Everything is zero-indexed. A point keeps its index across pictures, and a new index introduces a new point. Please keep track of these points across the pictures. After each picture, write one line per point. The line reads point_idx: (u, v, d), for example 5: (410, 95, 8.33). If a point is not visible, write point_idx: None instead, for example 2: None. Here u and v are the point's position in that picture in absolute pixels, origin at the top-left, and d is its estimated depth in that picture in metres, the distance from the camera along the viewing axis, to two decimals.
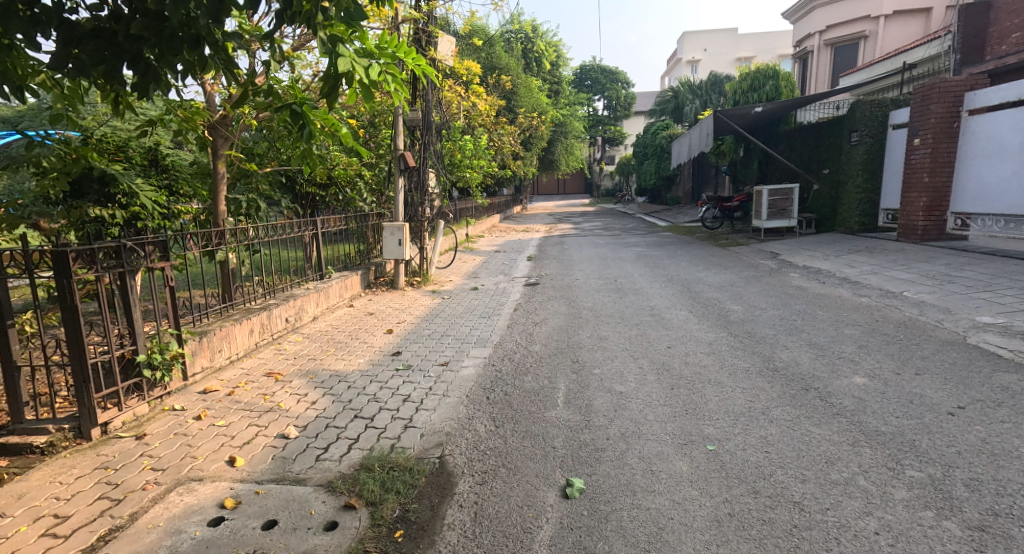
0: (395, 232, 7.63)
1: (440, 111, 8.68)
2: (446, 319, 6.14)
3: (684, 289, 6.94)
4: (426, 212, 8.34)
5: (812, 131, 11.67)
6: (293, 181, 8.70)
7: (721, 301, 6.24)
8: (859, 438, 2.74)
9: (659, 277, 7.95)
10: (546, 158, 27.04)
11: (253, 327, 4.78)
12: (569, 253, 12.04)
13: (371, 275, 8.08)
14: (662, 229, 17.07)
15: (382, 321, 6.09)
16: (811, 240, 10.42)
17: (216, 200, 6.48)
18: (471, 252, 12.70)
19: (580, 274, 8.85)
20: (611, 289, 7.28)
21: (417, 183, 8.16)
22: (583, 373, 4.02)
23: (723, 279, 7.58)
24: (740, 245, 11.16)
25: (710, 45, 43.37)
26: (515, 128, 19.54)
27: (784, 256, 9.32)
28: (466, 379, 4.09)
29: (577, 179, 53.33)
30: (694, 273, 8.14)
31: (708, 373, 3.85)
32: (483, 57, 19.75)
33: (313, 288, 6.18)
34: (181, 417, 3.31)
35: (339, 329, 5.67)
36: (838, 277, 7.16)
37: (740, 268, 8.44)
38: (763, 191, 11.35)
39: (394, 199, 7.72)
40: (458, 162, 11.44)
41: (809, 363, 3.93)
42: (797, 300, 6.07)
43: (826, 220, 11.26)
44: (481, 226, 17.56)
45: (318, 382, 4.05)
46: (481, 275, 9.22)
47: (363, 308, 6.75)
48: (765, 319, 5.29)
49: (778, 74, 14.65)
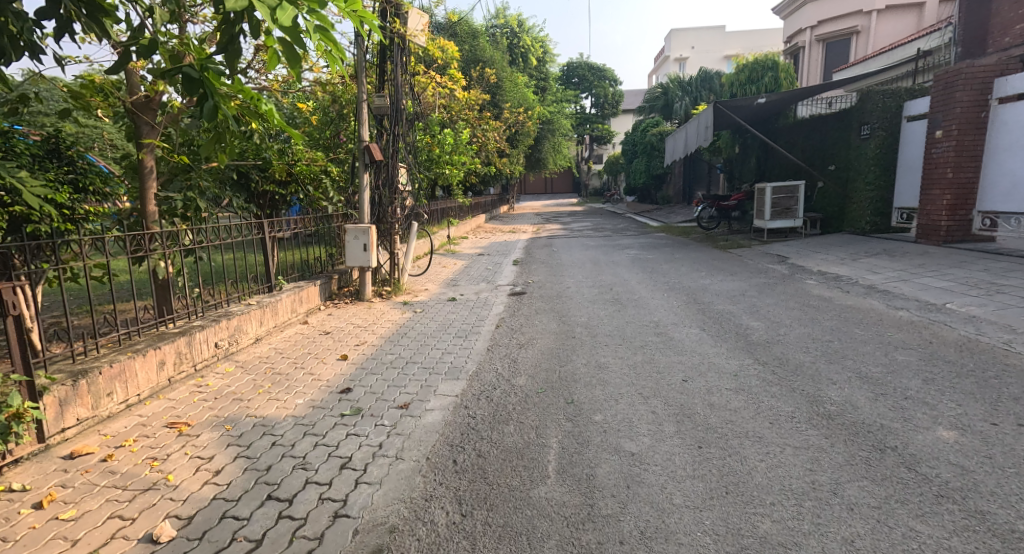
0: (360, 236, 6.68)
1: (413, 98, 7.72)
2: (415, 339, 5.20)
3: (691, 301, 6.08)
4: (399, 212, 7.39)
5: (817, 124, 10.88)
6: (248, 176, 7.77)
7: (735, 315, 5.38)
8: (994, 546, 1.87)
9: (660, 285, 7.10)
10: (533, 156, 26.15)
11: (165, 359, 3.80)
12: (558, 256, 11.15)
13: (334, 284, 7.12)
14: (655, 229, 16.25)
15: (340, 343, 5.12)
16: (820, 242, 9.62)
17: (144, 199, 5.61)
18: (453, 256, 11.74)
19: (572, 281, 7.97)
20: (607, 301, 6.39)
21: (387, 180, 7.15)
22: (580, 421, 3.12)
23: (731, 288, 6.73)
24: (742, 247, 10.35)
25: (698, 43, 42.81)
26: (500, 124, 18.65)
27: (794, 259, 8.50)
28: (429, 431, 3.17)
29: (565, 178, 52.57)
30: (699, 280, 7.28)
31: (742, 422, 2.97)
32: (466, 49, 18.89)
33: (256, 303, 5.20)
34: (16, 506, 2.35)
35: (283, 356, 4.69)
36: (863, 285, 6.34)
37: (748, 274, 7.60)
38: (766, 189, 10.54)
39: (359, 197, 6.77)
40: (437, 160, 10.79)
41: (870, 406, 3.05)
42: (824, 314, 5.21)
43: (834, 220, 10.47)
44: (464, 228, 16.61)
45: (234, 436, 3.08)
46: (461, 283, 8.28)
47: (320, 325, 5.78)
48: (794, 340, 4.43)
49: (777, 65, 13.85)
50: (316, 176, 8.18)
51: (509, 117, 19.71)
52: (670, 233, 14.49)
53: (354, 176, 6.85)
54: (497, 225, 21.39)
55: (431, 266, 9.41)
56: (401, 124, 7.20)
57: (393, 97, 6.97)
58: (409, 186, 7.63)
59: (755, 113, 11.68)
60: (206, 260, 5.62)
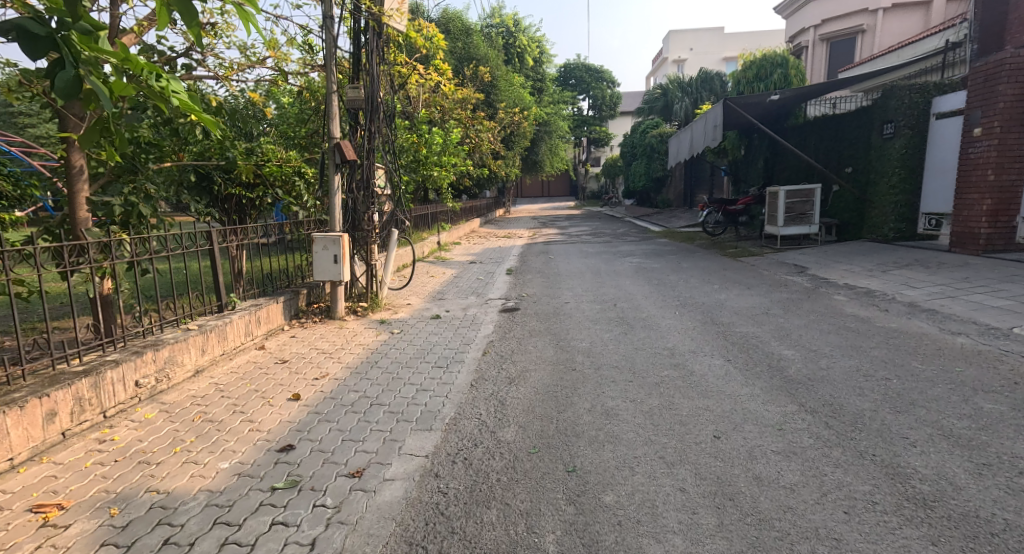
0: (330, 245, 5.89)
1: (392, 92, 6.94)
2: (386, 372, 4.40)
3: (708, 323, 5.30)
4: (376, 219, 6.61)
5: (833, 123, 10.14)
6: (210, 177, 7.06)
7: (763, 340, 4.60)
8: None
9: (669, 302, 6.34)
10: (530, 158, 25.42)
11: (53, 409, 2.97)
12: (556, 264, 10.39)
13: (304, 300, 6.32)
14: (656, 234, 15.49)
15: (296, 377, 4.31)
16: (839, 250, 8.87)
17: (73, 205, 4.82)
18: (443, 264, 10.96)
19: (570, 295, 7.21)
20: (611, 321, 5.61)
21: (362, 182, 6.33)
22: (586, 506, 2.33)
23: (751, 306, 5.97)
24: (754, 256, 9.59)
25: (697, 44, 42.23)
26: (495, 125, 17.92)
27: (814, 270, 7.74)
28: (383, 519, 2.37)
29: (562, 181, 51.90)
30: (713, 296, 6.52)
31: (806, 511, 2.19)
32: (458, 47, 18.19)
33: (197, 327, 4.39)
34: None
35: (224, 395, 3.86)
36: (902, 301, 5.57)
37: (766, 288, 6.84)
38: (779, 192, 9.80)
39: (329, 200, 5.98)
40: (424, 160, 10.07)
41: (977, 485, 2.26)
42: (868, 339, 4.44)
43: (852, 226, 9.72)
44: (457, 233, 15.87)
45: (115, 530, 2.27)
46: (448, 297, 7.49)
47: (278, 352, 4.97)
48: (841, 376, 3.65)
49: (787, 62, 13.15)
50: (285, 177, 7.44)
51: (503, 117, 18.96)
52: (673, 239, 13.74)
53: (323, 177, 6.07)
54: (491, 229, 20.64)
55: (415, 277, 8.63)
56: (379, 120, 6.44)
57: (369, 88, 6.20)
58: (388, 189, 6.83)
59: (765, 111, 10.96)
60: (153, 274, 4.90)
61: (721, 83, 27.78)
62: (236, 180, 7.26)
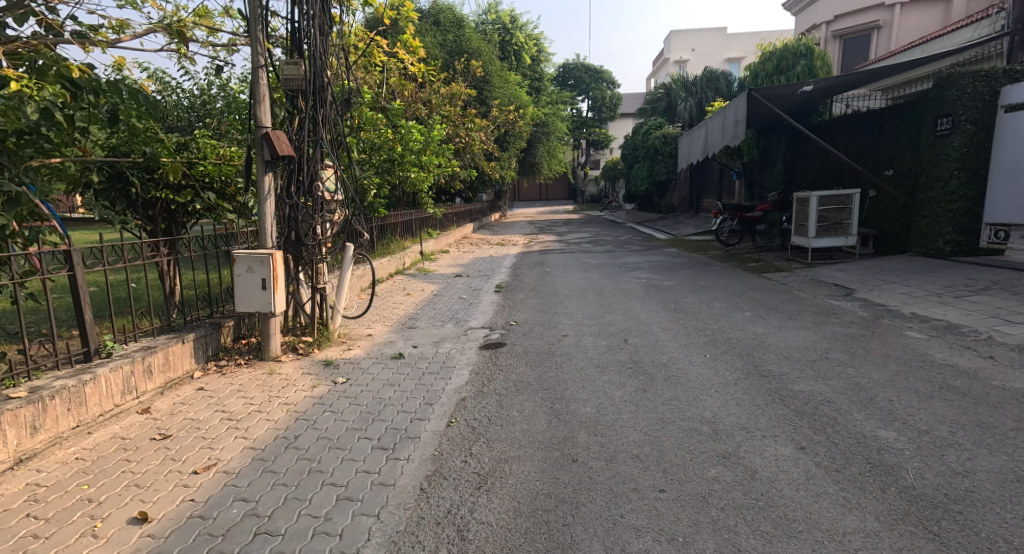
0: (256, 266, 4.53)
1: (347, 75, 5.61)
2: (301, 461, 3.05)
3: (754, 376, 3.97)
4: (332, 231, 5.36)
5: (871, 118, 8.82)
6: (126, 177, 5.78)
7: (840, 410, 3.26)
8: None
9: (694, 341, 5.02)
10: (526, 161, 24.16)
11: None
12: (553, 280, 9.08)
13: (231, 334, 4.96)
14: (662, 243, 14.18)
15: (166, 467, 2.95)
16: (885, 268, 7.55)
17: None
18: (424, 280, 9.64)
19: (569, 324, 5.89)
20: (623, 371, 4.28)
21: (304, 187, 4.97)
22: None
23: (800, 346, 4.65)
24: (782, 273, 8.29)
25: (699, 45, 41.00)
26: (488, 124, 16.64)
27: (863, 293, 6.41)
28: None
29: (560, 184, 50.66)
30: (749, 332, 5.19)
31: None
32: (448, 40, 16.96)
33: (26, 395, 3.02)
34: None
35: (31, 512, 2.49)
36: (1006, 343, 4.24)
37: (813, 319, 5.51)
38: (811, 198, 8.48)
39: (258, 210, 4.65)
40: (400, 160, 8.84)
41: None
42: (995, 411, 3.10)
43: (895, 238, 8.42)
44: (445, 241, 14.59)
45: None
46: (419, 327, 6.18)
47: (165, 419, 3.60)
48: (1000, 492, 2.31)
49: (812, 52, 11.71)
50: (223, 177, 6.17)
51: (498, 116, 17.69)
52: (682, 250, 12.44)
53: (253, 180, 4.74)
54: (485, 235, 19.43)
55: (383, 303, 7.31)
56: (330, 108, 5.15)
57: (311, 65, 4.84)
58: (340, 194, 5.46)
59: (790, 107, 9.69)
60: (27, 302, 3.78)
61: (728, 82, 26.54)
62: (160, 181, 6.00)
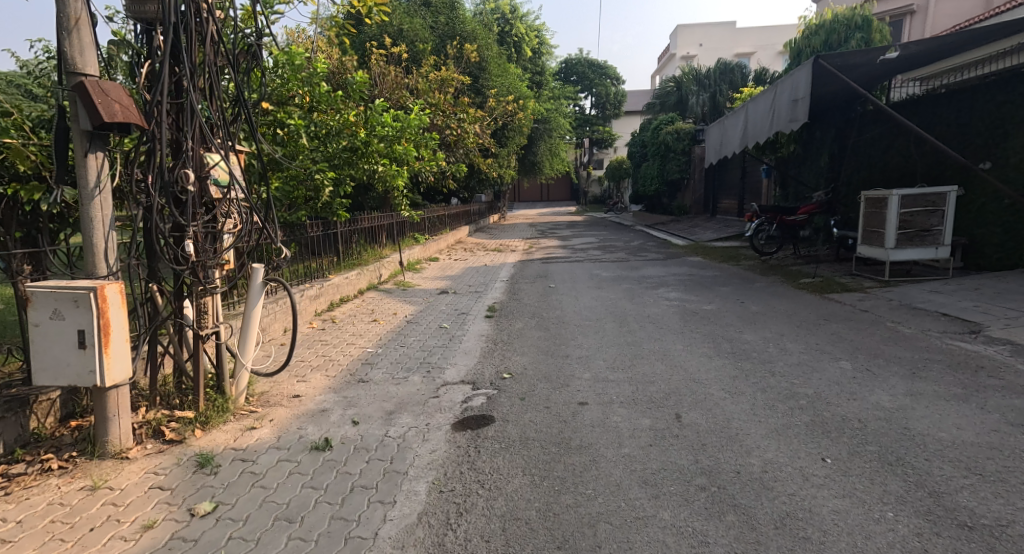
0: (67, 310, 2.69)
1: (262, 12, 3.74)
2: None
3: (949, 529, 2.12)
4: (227, 246, 3.51)
5: (964, 97, 6.97)
6: None
7: None
8: None
9: (791, 424, 3.15)
10: (527, 159, 22.32)
11: None
12: (559, 300, 7.23)
13: (54, 412, 3.11)
14: (683, 250, 12.31)
15: None
16: (1002, 290, 5.70)
17: None
18: (400, 299, 7.83)
19: (587, 382, 4.04)
20: (692, 502, 2.44)
21: (167, 177, 3.11)
22: None
23: (981, 442, 2.80)
24: (855, 295, 6.44)
25: (706, 39, 39.12)
26: (484, 116, 14.80)
27: (999, 330, 4.56)
28: None
29: (562, 185, 48.79)
30: (871, 406, 3.33)
31: None
32: (439, 23, 15.12)
33: None
34: None
35: None
36: None
37: (957, 379, 3.66)
38: (892, 198, 6.61)
39: (79, 213, 2.79)
40: (364, 149, 7.03)
41: None
42: None
43: (998, 249, 6.58)
44: (433, 248, 12.79)
45: None
46: (376, 380, 4.35)
47: None
48: None
49: (868, 23, 10.09)
50: None
51: (495, 108, 15.81)
52: (709, 259, 10.62)
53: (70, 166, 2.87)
54: (482, 239, 17.54)
55: (337, 342, 5.49)
56: (216, 56, 3.28)
57: None
58: (244, 189, 3.59)
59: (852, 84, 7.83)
60: None
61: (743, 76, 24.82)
62: None
